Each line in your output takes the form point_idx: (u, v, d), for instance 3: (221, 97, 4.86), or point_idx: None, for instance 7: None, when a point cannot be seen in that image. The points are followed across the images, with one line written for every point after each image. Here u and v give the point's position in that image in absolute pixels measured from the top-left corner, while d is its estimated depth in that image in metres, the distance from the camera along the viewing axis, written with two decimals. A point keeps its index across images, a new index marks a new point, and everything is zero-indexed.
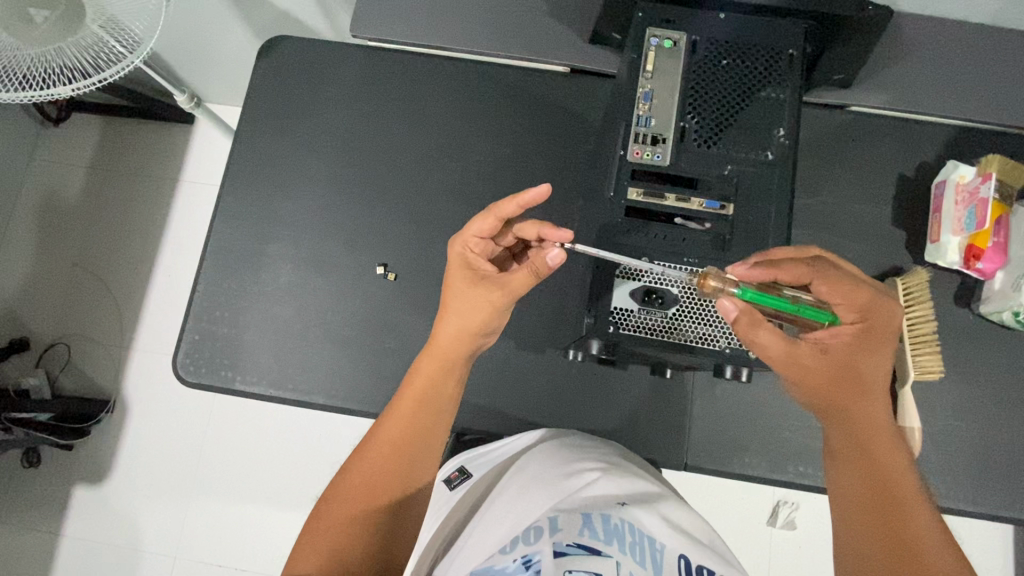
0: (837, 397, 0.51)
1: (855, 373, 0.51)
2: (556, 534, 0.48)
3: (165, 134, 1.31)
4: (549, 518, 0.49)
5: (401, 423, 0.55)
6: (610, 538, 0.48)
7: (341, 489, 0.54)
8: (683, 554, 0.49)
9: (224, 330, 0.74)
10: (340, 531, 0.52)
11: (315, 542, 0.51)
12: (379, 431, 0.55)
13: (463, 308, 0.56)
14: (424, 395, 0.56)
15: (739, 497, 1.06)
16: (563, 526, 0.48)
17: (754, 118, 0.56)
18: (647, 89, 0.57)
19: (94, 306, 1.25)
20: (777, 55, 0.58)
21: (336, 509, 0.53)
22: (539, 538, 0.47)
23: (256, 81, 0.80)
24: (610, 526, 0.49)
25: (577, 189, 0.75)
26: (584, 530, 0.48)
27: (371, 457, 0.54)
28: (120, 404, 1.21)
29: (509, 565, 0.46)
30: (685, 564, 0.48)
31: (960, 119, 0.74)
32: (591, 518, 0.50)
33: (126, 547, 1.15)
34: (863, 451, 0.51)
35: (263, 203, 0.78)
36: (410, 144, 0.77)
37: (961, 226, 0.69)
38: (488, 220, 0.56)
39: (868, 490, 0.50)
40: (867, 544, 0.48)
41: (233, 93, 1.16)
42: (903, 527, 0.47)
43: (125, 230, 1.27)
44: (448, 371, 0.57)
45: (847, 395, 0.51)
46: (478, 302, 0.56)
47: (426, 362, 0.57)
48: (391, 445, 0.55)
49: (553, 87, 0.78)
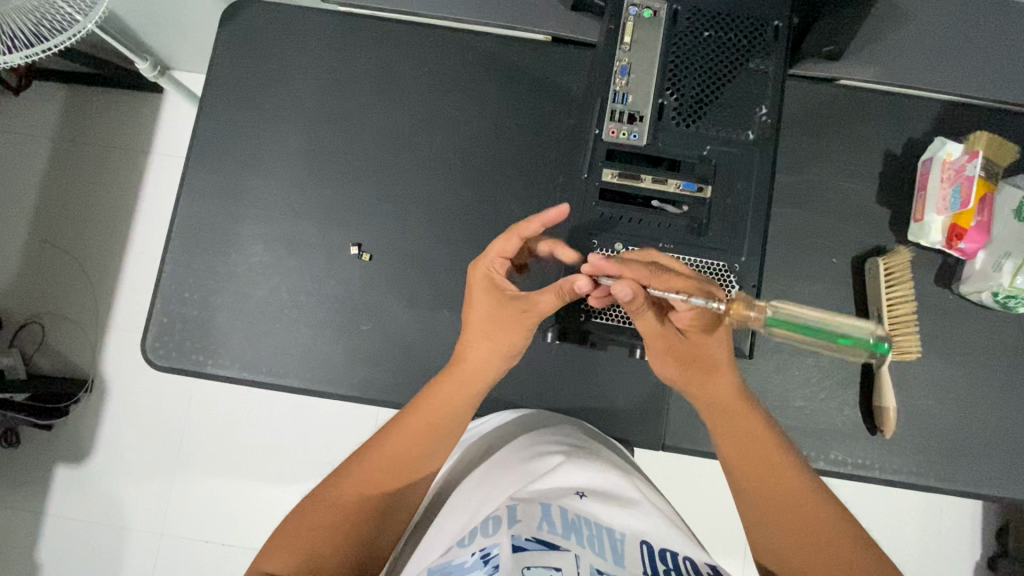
0: (690, 374, 0.54)
1: (699, 352, 0.53)
2: (514, 525, 0.44)
3: (133, 103, 1.25)
4: (507, 510, 0.47)
5: (409, 443, 0.55)
6: (569, 532, 0.44)
7: (327, 494, 0.54)
8: (645, 540, 0.47)
9: (194, 313, 0.72)
10: (318, 538, 0.51)
11: (293, 538, 0.51)
12: (386, 444, 0.55)
13: (490, 328, 0.56)
14: (437, 416, 0.56)
15: (720, 470, 1.08)
16: (521, 517, 0.45)
17: (735, 94, 0.54)
18: (623, 63, 0.54)
19: (67, 284, 1.21)
20: (762, 27, 0.55)
21: (319, 513, 0.52)
22: (496, 530, 0.44)
23: (220, 48, 0.76)
24: (569, 519, 0.46)
25: (558, 165, 0.73)
26: (542, 524, 0.45)
27: (363, 472, 0.54)
28: (98, 383, 1.19)
29: (466, 560, 0.43)
30: (648, 550, 0.46)
31: (950, 94, 0.72)
32: (549, 511, 0.47)
33: (111, 526, 1.15)
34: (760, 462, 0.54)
35: (232, 179, 0.75)
36: (385, 118, 0.74)
37: (945, 205, 0.68)
38: (510, 240, 0.53)
39: (784, 525, 0.52)
40: (779, 536, 0.52)
41: (201, 60, 1.11)
42: (804, 512, 0.52)
43: (94, 205, 1.22)
44: (453, 402, 0.56)
45: (696, 373, 0.54)
46: (506, 324, 0.55)
47: (446, 383, 0.57)
48: (388, 464, 0.55)
49: (534, 56, 0.74)
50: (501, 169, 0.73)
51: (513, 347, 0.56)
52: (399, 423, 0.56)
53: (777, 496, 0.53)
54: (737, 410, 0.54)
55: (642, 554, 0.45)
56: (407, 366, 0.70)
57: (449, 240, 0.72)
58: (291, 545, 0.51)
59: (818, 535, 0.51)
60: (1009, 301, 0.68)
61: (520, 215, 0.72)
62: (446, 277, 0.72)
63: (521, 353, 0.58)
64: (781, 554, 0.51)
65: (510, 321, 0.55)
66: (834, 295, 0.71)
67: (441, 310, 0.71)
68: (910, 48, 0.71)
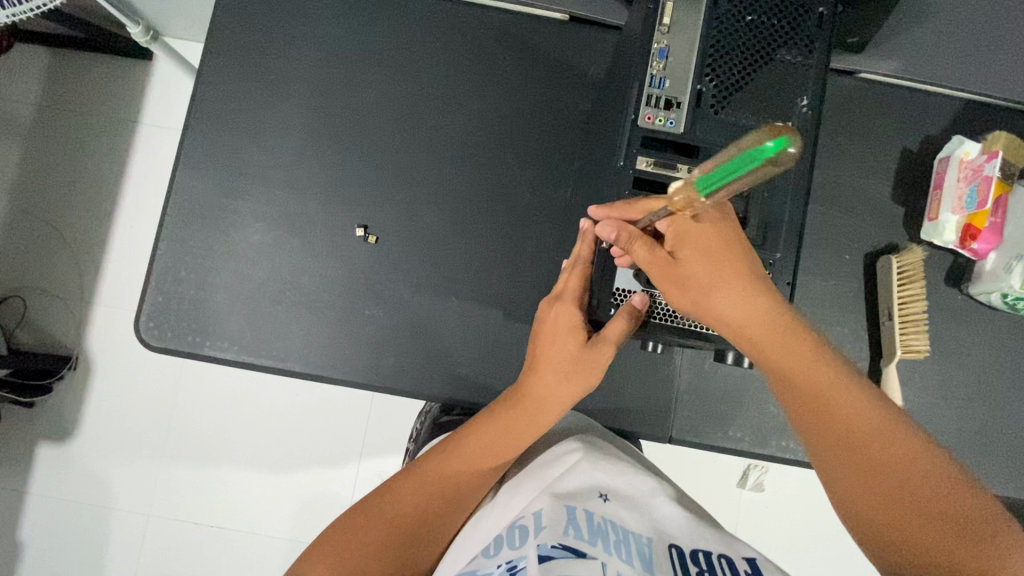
0: (700, 291, 0.49)
1: (707, 268, 0.48)
2: (540, 533, 0.45)
3: (121, 69, 1.19)
4: (533, 518, 0.47)
5: (468, 466, 0.56)
6: (595, 537, 0.44)
7: (375, 506, 0.53)
8: (674, 545, 0.46)
9: (191, 292, 0.69)
10: (364, 551, 0.50)
11: (342, 554, 0.49)
12: (446, 463, 0.56)
13: (561, 361, 0.55)
14: (501, 441, 0.57)
15: (714, 462, 1.09)
16: (547, 523, 0.46)
17: (776, 83, 0.52)
18: (661, 45, 0.52)
19: (50, 258, 1.16)
20: (805, 13, 0.53)
21: (367, 525, 0.51)
22: (523, 542, 0.45)
23: (219, 14, 0.72)
24: (595, 524, 0.46)
25: (572, 151, 0.71)
26: (568, 529, 0.45)
27: (419, 488, 0.54)
28: (84, 361, 1.15)
29: (492, 571, 0.44)
30: (677, 553, 0.45)
31: (970, 91, 0.71)
32: (575, 514, 0.47)
33: (97, 506, 1.13)
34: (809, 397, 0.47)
35: (232, 154, 0.71)
36: (394, 96, 0.71)
37: (961, 204, 0.68)
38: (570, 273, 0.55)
39: (873, 486, 0.45)
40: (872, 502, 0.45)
41: (194, 27, 1.06)
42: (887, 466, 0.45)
43: (80, 176, 1.17)
44: (518, 436, 0.57)
45: (708, 289, 0.48)
46: (577, 359, 0.55)
47: (516, 411, 0.57)
48: (445, 484, 0.55)
49: (550, 36, 0.72)
50: (514, 153, 0.71)
51: (580, 389, 0.57)
52: (461, 446, 0.56)
53: (832, 435, 0.47)
54: (775, 332, 0.48)
55: (671, 558, 0.45)
56: (413, 353, 0.69)
57: (458, 225, 0.70)
58: (337, 556, 0.49)
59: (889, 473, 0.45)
60: (1017, 303, 0.67)
61: (531, 201, 0.70)
62: (454, 263, 0.70)
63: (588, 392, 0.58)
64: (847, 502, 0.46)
65: (581, 357, 0.55)
66: (845, 292, 0.71)
67: (449, 297, 0.69)
68: (932, 43, 0.70)
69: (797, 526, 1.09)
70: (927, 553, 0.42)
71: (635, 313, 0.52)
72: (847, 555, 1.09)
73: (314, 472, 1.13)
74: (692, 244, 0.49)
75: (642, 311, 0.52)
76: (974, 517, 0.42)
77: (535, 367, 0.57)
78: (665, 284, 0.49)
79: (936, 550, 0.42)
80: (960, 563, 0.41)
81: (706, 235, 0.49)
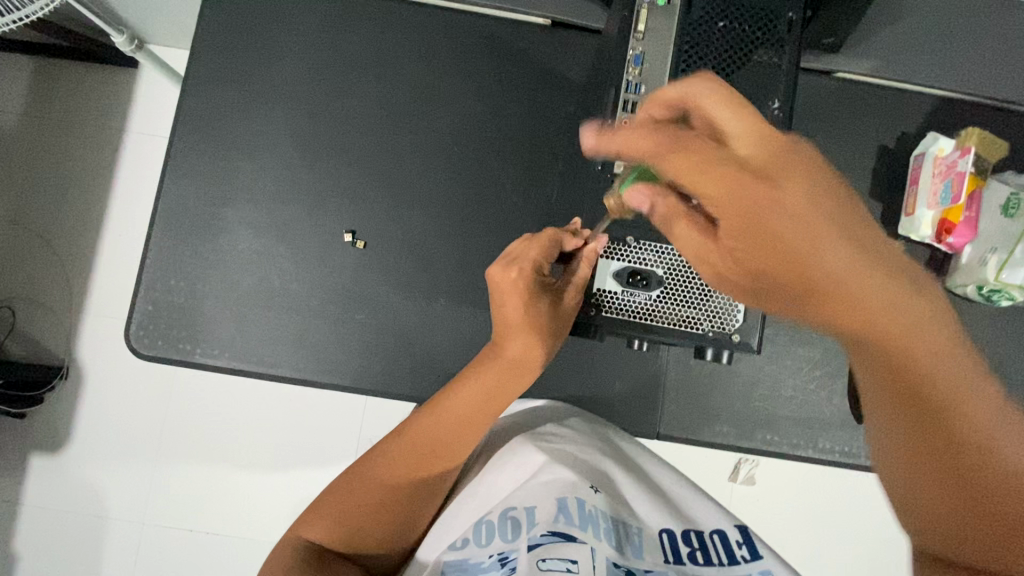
0: (748, 240, 0.35)
1: (744, 212, 0.34)
2: (533, 528, 0.48)
3: (107, 77, 1.19)
4: (524, 510, 0.50)
5: (443, 430, 0.56)
6: (585, 523, 0.48)
7: (363, 471, 0.55)
8: (665, 529, 0.51)
9: (181, 300, 0.70)
10: (358, 511, 0.53)
11: (339, 514, 0.53)
12: (421, 429, 0.56)
13: (529, 322, 0.57)
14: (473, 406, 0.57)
15: (705, 457, 1.11)
16: (539, 518, 0.49)
17: (748, 87, 0.54)
18: (637, 52, 0.53)
19: (38, 268, 1.16)
20: (775, 19, 0.55)
21: (358, 486, 0.54)
22: (517, 535, 0.48)
23: (203, 23, 0.72)
24: (586, 510, 0.49)
25: (556, 153, 0.72)
26: (559, 516, 0.49)
27: (404, 450, 0.55)
28: (74, 370, 1.15)
29: (484, 562, 0.48)
30: (668, 539, 0.50)
31: (943, 89, 0.72)
32: (567, 503, 0.50)
33: (91, 515, 1.12)
34: (915, 396, 0.34)
35: (219, 162, 0.72)
36: (379, 102, 0.72)
37: (935, 200, 0.69)
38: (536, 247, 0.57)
39: (935, 460, 0.34)
40: (925, 484, 0.35)
41: (180, 35, 1.06)
42: (958, 433, 0.34)
43: (66, 185, 1.17)
44: (504, 397, 0.57)
45: (747, 229, 0.35)
46: (540, 319, 0.57)
47: (487, 374, 0.57)
48: (425, 449, 0.56)
49: (532, 40, 0.73)
50: (499, 156, 0.72)
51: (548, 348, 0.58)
52: (441, 412, 0.56)
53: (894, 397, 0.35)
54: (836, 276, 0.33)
55: (663, 543, 0.50)
56: (403, 356, 0.70)
57: (445, 229, 0.71)
58: (334, 518, 0.53)
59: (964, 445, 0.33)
60: (993, 294, 0.69)
61: (517, 204, 0.71)
62: (442, 266, 0.70)
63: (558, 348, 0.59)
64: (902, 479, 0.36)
65: (551, 315, 0.57)
66: None
67: (437, 300, 0.70)
68: (905, 43, 0.71)
69: (788, 517, 1.11)
70: (957, 533, 0.34)
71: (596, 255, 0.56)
72: (838, 546, 1.11)
73: (308, 477, 1.14)
74: (766, 184, 0.34)
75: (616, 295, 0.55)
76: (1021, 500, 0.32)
77: (505, 326, 0.58)
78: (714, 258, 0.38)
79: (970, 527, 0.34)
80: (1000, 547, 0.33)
81: (703, 168, 0.35)
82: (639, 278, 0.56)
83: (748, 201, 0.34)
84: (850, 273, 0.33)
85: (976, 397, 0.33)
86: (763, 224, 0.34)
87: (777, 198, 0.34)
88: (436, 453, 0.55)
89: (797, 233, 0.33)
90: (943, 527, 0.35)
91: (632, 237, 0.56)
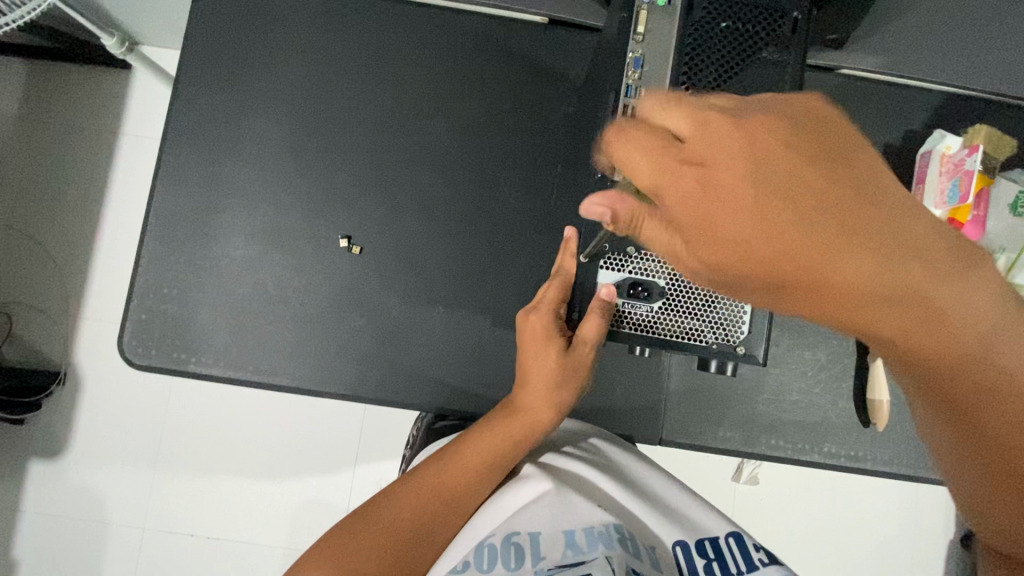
0: (709, 218, 0.34)
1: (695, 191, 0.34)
2: (538, 562, 0.48)
3: (100, 79, 1.17)
4: (529, 539, 0.50)
5: (458, 475, 0.59)
6: (595, 546, 0.47)
7: (376, 513, 0.57)
8: (679, 542, 0.51)
9: (175, 308, 0.69)
10: (363, 556, 0.53)
11: (337, 557, 0.53)
12: (440, 471, 0.59)
13: (541, 370, 0.61)
14: (490, 449, 0.60)
15: (707, 457, 1.10)
16: (545, 551, 0.49)
17: (752, 89, 0.52)
18: (636, 55, 0.51)
19: (34, 273, 1.15)
20: (780, 17, 0.53)
21: (366, 530, 0.55)
22: (521, 564, 0.48)
23: (194, 26, 0.71)
24: (594, 532, 0.49)
25: (555, 154, 0.71)
26: (567, 549, 0.48)
27: (414, 494, 0.58)
28: (72, 376, 1.14)
29: None
30: (682, 552, 0.50)
31: (951, 86, 0.71)
32: (574, 534, 0.49)
33: (92, 522, 1.12)
34: (929, 359, 0.34)
35: (212, 166, 0.70)
36: (374, 104, 0.70)
37: (943, 199, 0.67)
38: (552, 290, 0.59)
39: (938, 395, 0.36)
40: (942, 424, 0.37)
41: (173, 36, 1.05)
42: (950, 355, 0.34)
43: (61, 189, 1.16)
44: (519, 443, 0.61)
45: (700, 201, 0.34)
46: (550, 368, 0.60)
47: (504, 420, 0.61)
48: (440, 494, 0.58)
49: (530, 39, 0.71)
50: (496, 158, 0.70)
51: (562, 398, 0.62)
52: (458, 456, 0.60)
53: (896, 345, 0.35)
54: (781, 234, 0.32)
55: (678, 558, 0.50)
56: (401, 363, 0.68)
57: (442, 233, 0.70)
58: (337, 562, 0.53)
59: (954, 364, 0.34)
60: None
61: (516, 207, 0.70)
62: (439, 271, 0.69)
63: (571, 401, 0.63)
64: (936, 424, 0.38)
65: (562, 366, 0.60)
66: None
67: (435, 306, 0.69)
68: (911, 38, 0.70)
69: (791, 517, 1.10)
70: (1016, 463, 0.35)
71: (608, 311, 0.54)
72: (843, 545, 1.10)
73: (309, 481, 1.13)
74: (719, 175, 0.34)
75: (612, 303, 0.54)
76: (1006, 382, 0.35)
77: (526, 374, 0.62)
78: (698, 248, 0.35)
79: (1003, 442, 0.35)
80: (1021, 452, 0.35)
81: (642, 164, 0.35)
82: (640, 288, 0.54)
83: (719, 200, 0.34)
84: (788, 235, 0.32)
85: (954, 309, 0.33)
86: (740, 218, 0.33)
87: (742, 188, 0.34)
88: (450, 497, 0.58)
89: (773, 227, 0.33)
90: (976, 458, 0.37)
91: (634, 245, 0.54)
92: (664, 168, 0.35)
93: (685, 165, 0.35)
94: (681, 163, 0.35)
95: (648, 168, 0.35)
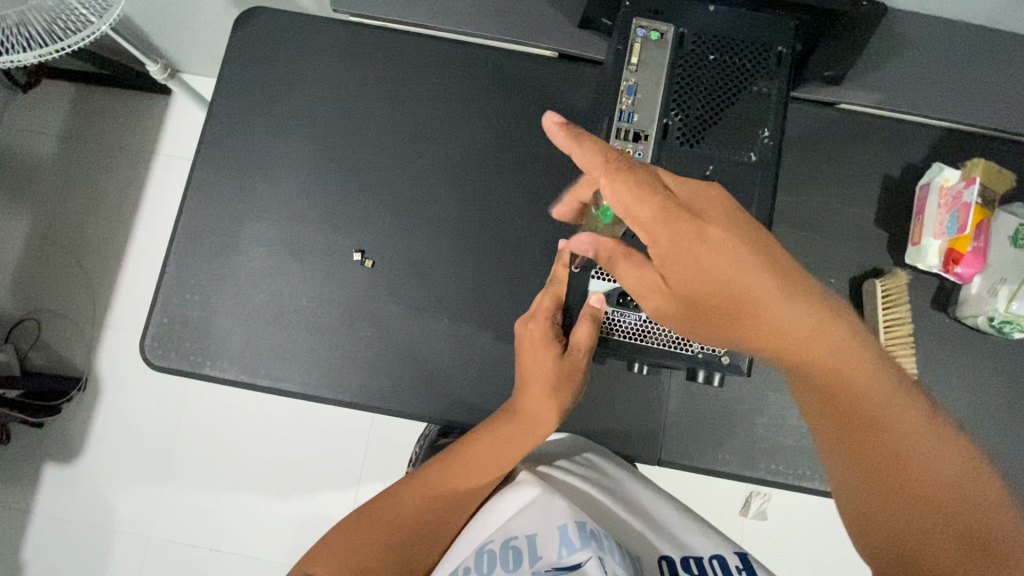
0: (686, 251, 0.48)
1: (692, 230, 0.47)
2: (536, 562, 0.50)
3: (141, 103, 1.25)
4: (527, 543, 0.52)
5: (454, 478, 0.62)
6: (586, 543, 0.48)
7: (377, 510, 0.60)
8: (665, 556, 0.52)
9: (195, 313, 0.72)
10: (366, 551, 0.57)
11: (345, 552, 0.57)
12: (441, 474, 0.62)
13: (538, 374, 0.62)
14: (486, 454, 0.62)
15: (715, 488, 1.08)
16: (542, 551, 0.51)
17: (738, 116, 0.56)
18: (630, 83, 0.55)
19: (65, 283, 1.21)
20: (766, 51, 0.57)
21: (368, 527, 0.59)
22: (518, 566, 0.50)
23: (231, 57, 0.77)
24: (587, 532, 0.50)
25: (561, 178, 0.74)
26: (561, 549, 0.49)
27: (416, 495, 0.61)
28: (92, 381, 1.18)
29: None
30: (667, 565, 0.51)
31: (947, 121, 0.73)
32: (567, 531, 0.51)
33: (99, 525, 1.14)
34: (840, 396, 0.47)
35: (238, 183, 0.75)
36: (391, 130, 0.75)
37: (942, 229, 0.69)
38: (546, 295, 0.61)
39: (851, 442, 0.46)
40: (850, 471, 0.46)
41: (209, 65, 1.12)
42: (845, 392, 0.46)
43: (97, 204, 1.23)
44: (515, 449, 0.63)
45: (687, 232, 0.47)
46: (545, 372, 0.62)
47: (502, 425, 0.63)
48: (438, 494, 0.61)
49: (541, 72, 0.76)
50: (505, 182, 0.74)
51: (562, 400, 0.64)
52: (458, 459, 0.62)
53: (824, 389, 0.47)
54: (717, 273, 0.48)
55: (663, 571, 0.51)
56: (406, 374, 0.71)
57: (452, 251, 0.73)
58: (341, 557, 0.56)
59: (864, 402, 0.46)
60: (1004, 326, 0.67)
61: (522, 228, 0.73)
62: (448, 287, 0.72)
63: (569, 403, 0.65)
64: (854, 471, 0.45)
65: (559, 369, 0.62)
66: None
67: (442, 320, 0.71)
68: (913, 75, 0.71)
69: (803, 554, 1.07)
70: (913, 509, 0.42)
71: (597, 317, 0.57)
72: None
73: (314, 496, 1.14)
74: (705, 222, 0.48)
75: (600, 311, 0.57)
76: (903, 433, 0.44)
77: (525, 380, 0.63)
78: (681, 266, 0.48)
79: (906, 482, 0.43)
80: (920, 501, 0.42)
81: (651, 195, 0.48)
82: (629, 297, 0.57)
83: (700, 241, 0.47)
84: (748, 279, 0.48)
85: (857, 364, 0.47)
86: (704, 265, 0.48)
87: (719, 242, 0.47)
88: (449, 496, 0.61)
89: (731, 268, 0.47)
90: (886, 505, 0.43)
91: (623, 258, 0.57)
92: (664, 208, 0.48)
93: (679, 208, 0.48)
94: (676, 210, 0.48)
95: (647, 207, 0.48)
